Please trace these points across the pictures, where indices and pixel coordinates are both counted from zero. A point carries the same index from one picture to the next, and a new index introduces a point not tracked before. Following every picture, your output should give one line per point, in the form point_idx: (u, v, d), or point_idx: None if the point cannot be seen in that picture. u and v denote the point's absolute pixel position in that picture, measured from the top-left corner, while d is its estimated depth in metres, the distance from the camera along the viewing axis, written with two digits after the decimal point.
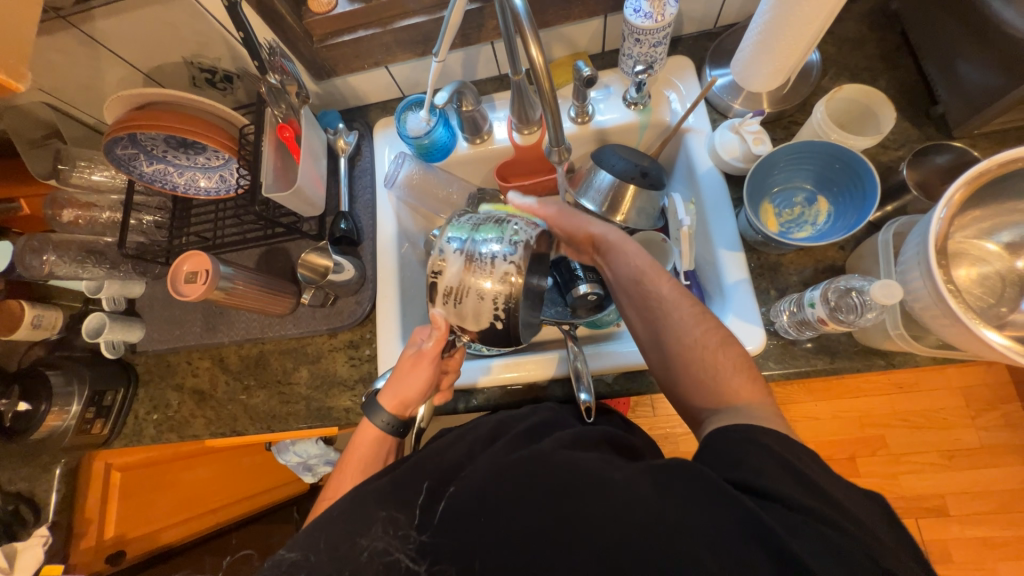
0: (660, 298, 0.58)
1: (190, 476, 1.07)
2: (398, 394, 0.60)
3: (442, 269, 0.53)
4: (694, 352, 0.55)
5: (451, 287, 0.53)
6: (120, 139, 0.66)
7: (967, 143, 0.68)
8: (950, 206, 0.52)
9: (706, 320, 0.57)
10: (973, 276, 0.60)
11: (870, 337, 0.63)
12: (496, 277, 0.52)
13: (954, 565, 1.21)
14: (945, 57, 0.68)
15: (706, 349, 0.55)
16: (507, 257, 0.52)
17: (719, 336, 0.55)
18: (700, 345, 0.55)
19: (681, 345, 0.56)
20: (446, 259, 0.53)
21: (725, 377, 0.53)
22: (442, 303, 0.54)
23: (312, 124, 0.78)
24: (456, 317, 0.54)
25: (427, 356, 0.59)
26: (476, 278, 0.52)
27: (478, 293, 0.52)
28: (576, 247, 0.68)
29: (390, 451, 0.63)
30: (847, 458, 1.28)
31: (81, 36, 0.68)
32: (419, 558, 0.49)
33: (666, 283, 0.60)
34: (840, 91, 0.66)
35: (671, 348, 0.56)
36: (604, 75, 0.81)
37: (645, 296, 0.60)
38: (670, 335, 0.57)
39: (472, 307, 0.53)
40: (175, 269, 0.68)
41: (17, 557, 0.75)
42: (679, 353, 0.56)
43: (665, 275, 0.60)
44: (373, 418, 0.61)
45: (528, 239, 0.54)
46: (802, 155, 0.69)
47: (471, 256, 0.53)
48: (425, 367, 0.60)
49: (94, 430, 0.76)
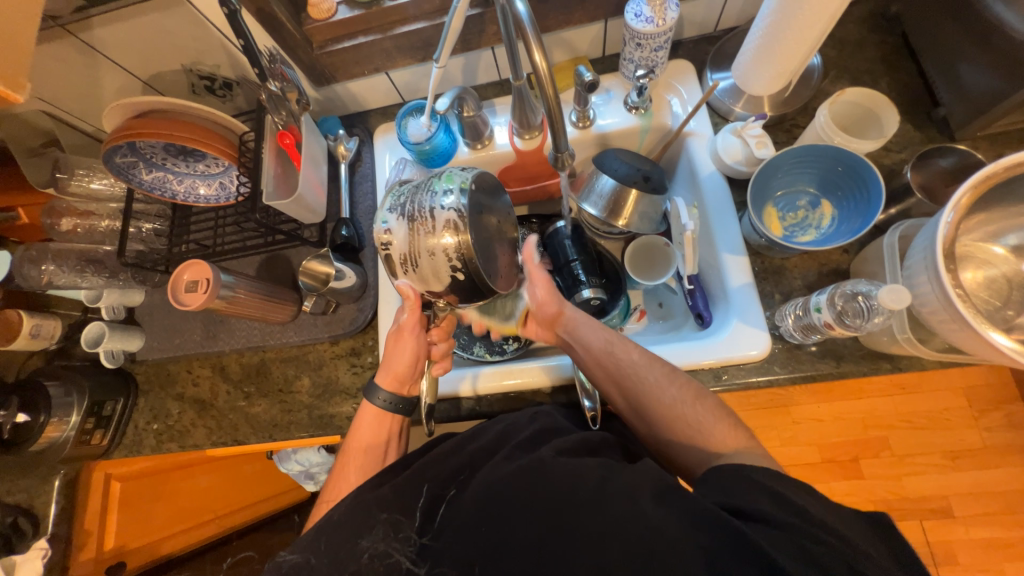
0: (631, 366, 0.60)
1: (189, 485, 1.07)
2: (391, 369, 0.64)
3: (390, 240, 0.52)
4: (673, 410, 0.55)
5: (404, 254, 0.52)
6: (119, 147, 0.66)
7: (970, 145, 0.68)
8: (956, 209, 0.51)
9: (678, 376, 0.58)
10: (979, 280, 0.59)
11: (875, 341, 0.62)
12: (441, 229, 0.50)
13: (959, 567, 1.21)
14: (946, 60, 0.68)
15: (685, 405, 0.55)
16: (448, 206, 0.50)
17: (693, 390, 0.57)
18: (678, 401, 0.56)
19: (661, 406, 0.56)
20: (390, 231, 0.52)
21: (709, 427, 0.53)
22: (403, 272, 0.53)
23: (312, 131, 0.77)
24: (421, 284, 0.53)
25: (407, 326, 0.63)
26: (423, 236, 0.50)
27: (429, 250, 0.50)
28: (541, 319, 0.69)
29: (393, 436, 0.64)
30: (850, 460, 1.27)
31: (78, 44, 0.67)
32: (419, 560, 0.48)
33: (634, 349, 0.62)
34: (843, 94, 0.66)
35: (652, 412, 0.57)
36: (605, 80, 0.81)
37: (617, 365, 0.61)
38: (647, 399, 0.58)
39: (428, 267, 0.51)
40: (175, 277, 0.67)
41: (16, 568, 0.74)
42: (661, 415, 0.56)
43: (631, 344, 0.63)
44: (372, 398, 0.63)
45: (464, 182, 0.52)
46: (806, 159, 0.69)
47: (410, 214, 0.51)
48: (407, 338, 0.64)
49: (94, 441, 0.75)
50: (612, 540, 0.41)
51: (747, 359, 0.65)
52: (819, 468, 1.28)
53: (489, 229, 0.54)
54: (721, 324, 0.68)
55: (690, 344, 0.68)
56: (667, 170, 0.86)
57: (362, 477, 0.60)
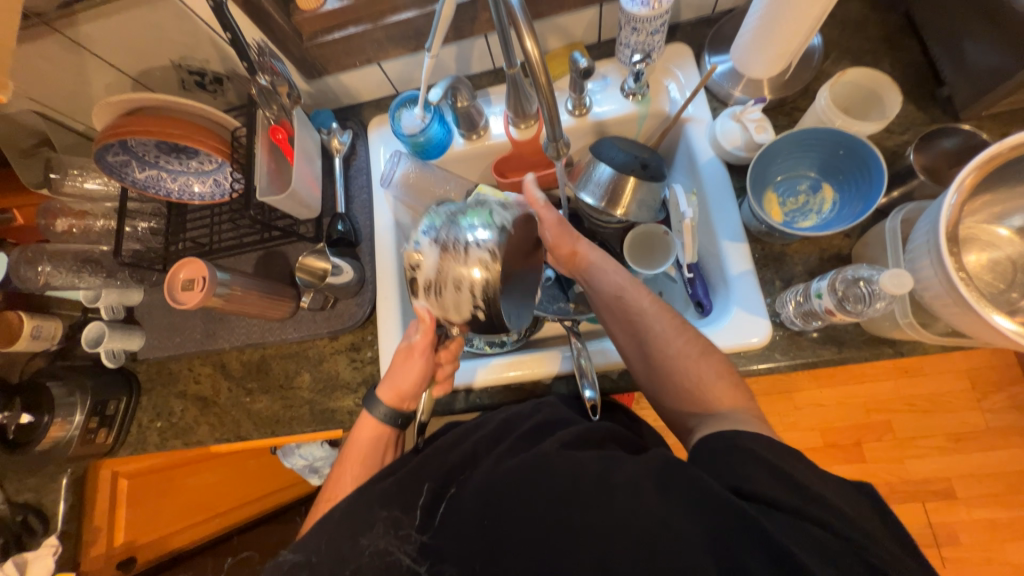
0: (641, 310, 0.61)
1: (196, 481, 1.08)
2: (394, 386, 0.62)
3: (419, 262, 0.52)
4: (676, 363, 0.56)
5: (431, 279, 0.52)
6: (110, 146, 0.65)
7: (973, 125, 0.67)
8: (960, 191, 0.50)
9: (687, 329, 0.58)
10: (983, 262, 0.58)
11: (877, 327, 0.62)
12: (474, 265, 0.50)
13: (961, 547, 1.21)
14: (950, 38, 0.66)
15: (688, 359, 0.56)
16: (484, 243, 0.51)
17: (700, 346, 0.56)
18: (681, 355, 0.56)
19: (663, 355, 0.57)
20: (422, 252, 0.52)
21: (708, 385, 0.54)
22: (424, 295, 0.53)
23: (304, 125, 0.76)
24: (439, 310, 0.53)
25: (418, 348, 0.61)
26: (454, 266, 0.50)
27: (457, 283, 0.51)
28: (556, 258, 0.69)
29: (387, 447, 0.63)
30: (853, 444, 1.27)
31: (65, 41, 0.66)
32: (420, 558, 0.49)
33: (645, 296, 0.62)
34: (844, 76, 0.65)
35: (653, 359, 0.58)
36: (602, 65, 0.80)
37: (625, 309, 0.62)
38: (652, 347, 0.58)
39: (451, 298, 0.51)
40: (171, 276, 0.67)
41: (28, 566, 0.76)
42: (661, 364, 0.57)
43: (643, 289, 0.63)
44: (372, 411, 0.62)
45: (503, 222, 0.53)
46: (806, 143, 0.67)
47: (445, 243, 0.51)
48: (416, 360, 0.62)
49: (98, 440, 0.76)
50: (613, 537, 0.41)
51: (748, 348, 0.64)
52: (821, 453, 1.28)
53: (518, 270, 0.55)
54: (722, 313, 0.68)
55: None
56: (666, 157, 0.84)
57: (356, 482, 0.59)
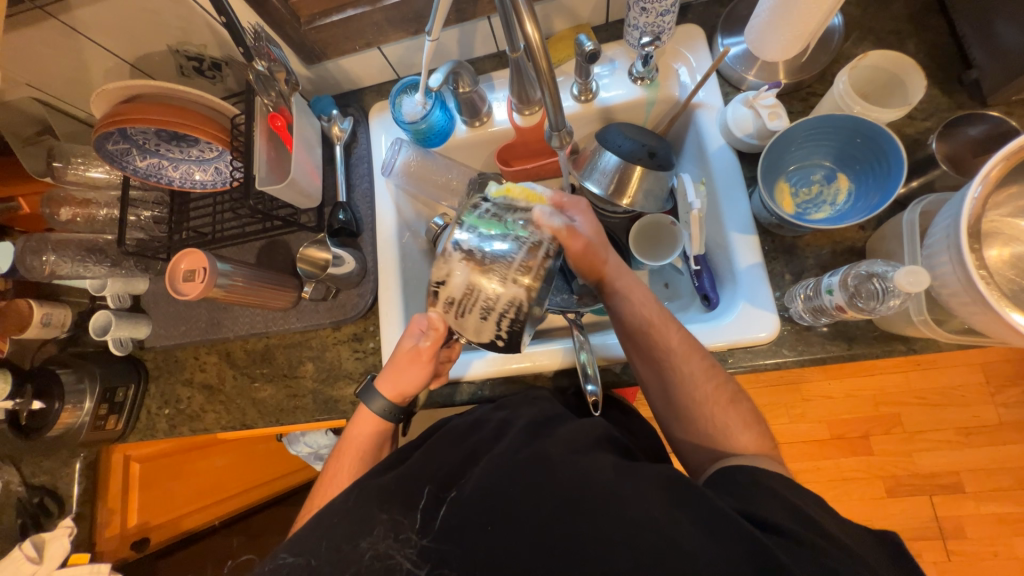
0: (670, 350, 0.57)
1: (207, 465, 1.11)
2: (398, 385, 0.61)
3: (446, 277, 0.51)
4: (703, 408, 0.56)
5: (454, 296, 0.51)
6: (109, 134, 0.64)
7: (1002, 111, 0.63)
8: (985, 183, 0.48)
9: (716, 374, 0.57)
10: (1005, 258, 0.54)
11: (892, 324, 0.59)
12: (506, 284, 0.49)
13: (969, 541, 1.20)
14: (981, 17, 0.62)
15: (715, 406, 0.56)
16: (515, 261, 0.49)
17: (729, 393, 0.56)
18: (708, 401, 0.56)
19: (690, 401, 0.57)
20: (451, 267, 0.50)
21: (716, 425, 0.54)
22: (442, 309, 0.52)
23: (303, 112, 0.75)
24: (455, 325, 0.53)
25: (425, 354, 0.59)
26: (485, 283, 0.49)
27: (485, 306, 0.50)
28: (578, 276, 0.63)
29: (386, 439, 0.64)
30: (861, 437, 1.25)
31: (61, 27, 0.65)
32: (420, 561, 0.47)
33: (674, 333, 0.58)
34: (864, 58, 0.61)
35: (678, 403, 0.57)
36: (608, 48, 0.77)
37: (651, 347, 0.58)
38: (679, 391, 0.57)
39: (474, 322, 0.51)
40: (173, 266, 0.66)
41: (46, 547, 0.79)
42: (683, 405, 0.57)
43: (673, 324, 0.59)
44: (370, 403, 0.62)
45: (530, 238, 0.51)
46: (823, 130, 0.64)
47: (478, 260, 0.50)
48: (422, 364, 0.60)
49: (109, 426, 0.77)
50: None
51: (755, 343, 0.62)
52: (828, 444, 1.26)
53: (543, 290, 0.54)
54: (728, 306, 0.66)
55: (695, 327, 0.66)
56: (674, 144, 0.82)
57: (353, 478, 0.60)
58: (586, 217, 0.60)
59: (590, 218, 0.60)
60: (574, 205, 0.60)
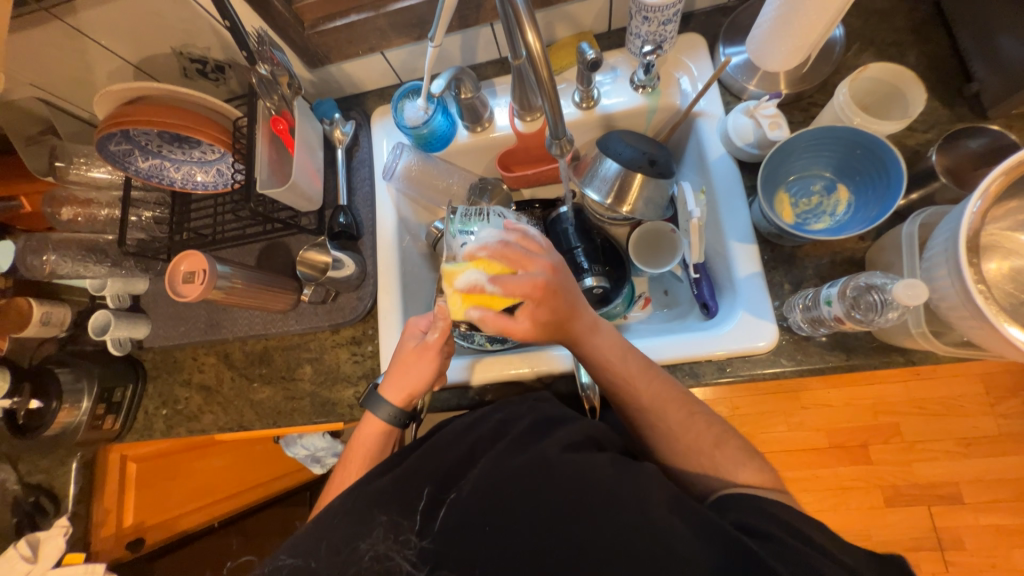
0: (643, 408, 0.56)
1: (204, 465, 1.11)
2: (405, 388, 0.61)
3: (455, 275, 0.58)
4: (688, 460, 0.54)
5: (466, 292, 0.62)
6: (112, 135, 0.65)
7: (1002, 124, 0.63)
8: (984, 197, 0.48)
9: None
10: (1004, 271, 0.54)
11: (890, 335, 0.59)
12: None
13: (967, 553, 1.19)
14: (983, 30, 0.62)
15: (702, 454, 0.54)
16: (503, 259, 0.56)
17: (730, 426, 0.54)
18: (694, 452, 0.54)
19: (674, 453, 0.55)
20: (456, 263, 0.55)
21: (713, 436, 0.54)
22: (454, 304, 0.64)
23: (306, 116, 0.75)
24: (466, 314, 0.67)
25: (433, 347, 0.59)
26: None
27: None
28: None
29: (395, 442, 0.63)
30: (860, 446, 1.25)
31: (66, 28, 0.65)
32: (420, 562, 0.47)
33: (646, 390, 0.56)
34: (865, 70, 0.61)
35: (664, 454, 0.56)
36: (610, 56, 0.77)
37: (625, 404, 0.57)
38: (662, 442, 0.56)
39: None
40: (173, 268, 0.66)
41: (40, 546, 0.79)
42: (670, 455, 0.56)
43: (646, 378, 0.56)
44: (377, 411, 0.61)
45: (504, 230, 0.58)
46: (823, 141, 0.64)
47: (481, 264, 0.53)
48: (429, 359, 0.60)
49: (106, 426, 0.77)
50: None
51: (754, 352, 0.62)
52: (825, 453, 1.26)
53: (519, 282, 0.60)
54: (727, 315, 0.66)
55: (694, 334, 0.66)
56: (675, 152, 0.82)
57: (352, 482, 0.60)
58: (539, 308, 0.51)
59: (545, 310, 0.51)
60: (529, 289, 0.50)
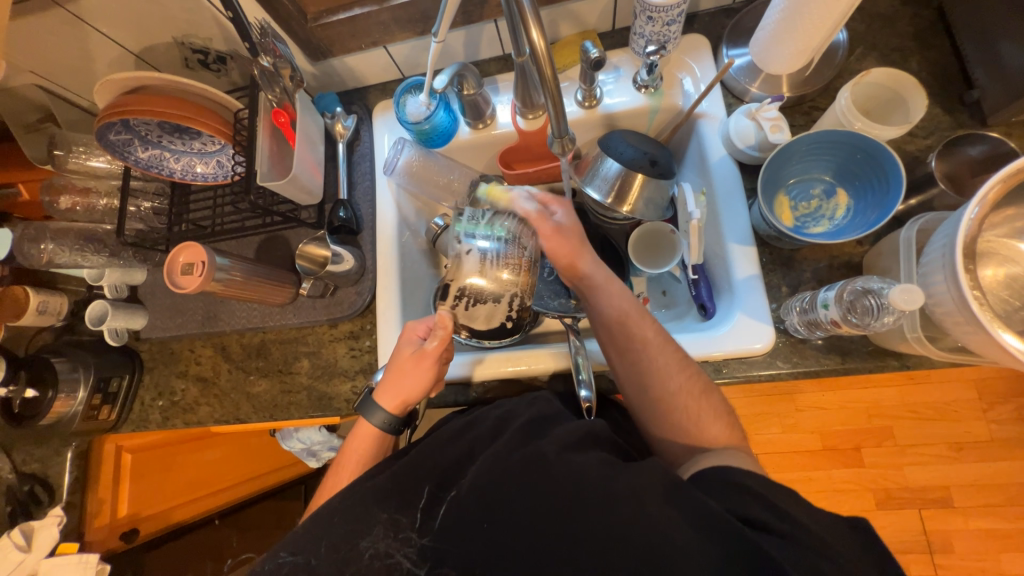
0: (643, 340, 0.58)
1: (199, 458, 1.10)
2: (400, 394, 0.60)
3: (457, 268, 0.54)
4: (676, 399, 0.56)
5: (466, 287, 0.53)
6: (112, 124, 0.64)
7: (1002, 132, 0.64)
8: (983, 204, 0.48)
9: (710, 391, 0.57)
10: (1000, 278, 0.54)
11: (885, 340, 0.60)
12: (510, 270, 0.53)
13: (956, 556, 1.21)
14: (985, 38, 0.62)
15: (688, 397, 0.56)
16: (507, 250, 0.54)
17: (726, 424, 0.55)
18: (682, 391, 0.56)
19: (663, 391, 0.56)
20: (462, 258, 0.53)
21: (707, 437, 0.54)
22: (453, 301, 0.54)
23: (307, 109, 0.75)
24: (465, 318, 0.55)
25: (430, 354, 0.58)
26: (492, 273, 0.53)
27: (496, 296, 0.54)
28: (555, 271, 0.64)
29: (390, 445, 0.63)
30: (853, 449, 1.26)
31: (67, 16, 0.65)
32: (420, 561, 0.48)
33: (650, 326, 0.59)
34: (866, 75, 0.62)
35: (653, 397, 0.57)
36: (613, 55, 0.77)
37: (624, 336, 0.59)
38: (652, 382, 0.57)
39: (485, 311, 0.54)
40: (170, 260, 0.66)
41: (34, 535, 0.79)
42: (658, 397, 0.57)
43: (648, 318, 0.59)
44: (371, 417, 0.61)
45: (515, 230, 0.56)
46: (823, 145, 0.65)
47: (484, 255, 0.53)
48: (427, 366, 0.59)
49: (101, 416, 0.77)
50: None
51: (751, 353, 0.63)
52: (818, 455, 1.27)
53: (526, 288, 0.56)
54: (724, 316, 0.66)
55: (691, 335, 0.66)
56: (676, 153, 0.82)
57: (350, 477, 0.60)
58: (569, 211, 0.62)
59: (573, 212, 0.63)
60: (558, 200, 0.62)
